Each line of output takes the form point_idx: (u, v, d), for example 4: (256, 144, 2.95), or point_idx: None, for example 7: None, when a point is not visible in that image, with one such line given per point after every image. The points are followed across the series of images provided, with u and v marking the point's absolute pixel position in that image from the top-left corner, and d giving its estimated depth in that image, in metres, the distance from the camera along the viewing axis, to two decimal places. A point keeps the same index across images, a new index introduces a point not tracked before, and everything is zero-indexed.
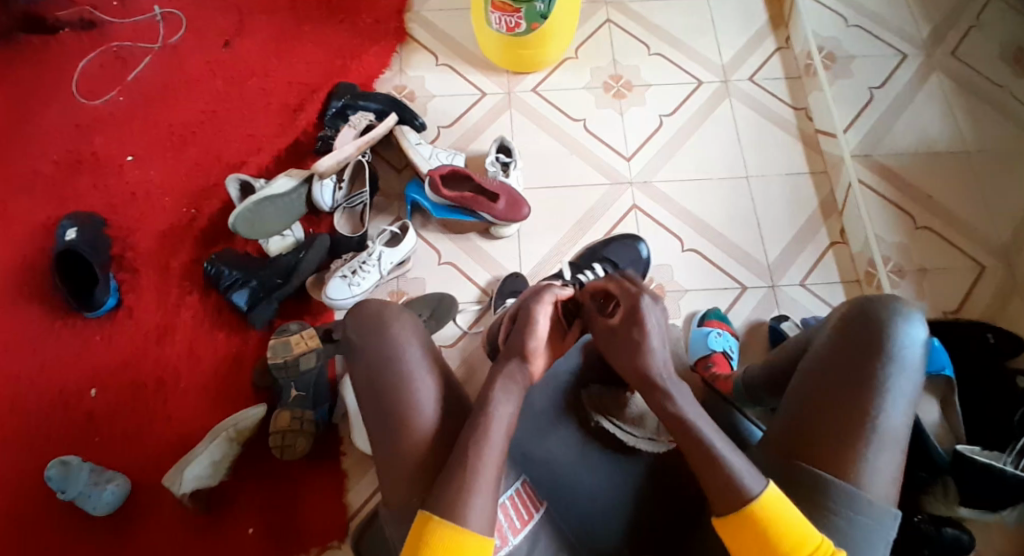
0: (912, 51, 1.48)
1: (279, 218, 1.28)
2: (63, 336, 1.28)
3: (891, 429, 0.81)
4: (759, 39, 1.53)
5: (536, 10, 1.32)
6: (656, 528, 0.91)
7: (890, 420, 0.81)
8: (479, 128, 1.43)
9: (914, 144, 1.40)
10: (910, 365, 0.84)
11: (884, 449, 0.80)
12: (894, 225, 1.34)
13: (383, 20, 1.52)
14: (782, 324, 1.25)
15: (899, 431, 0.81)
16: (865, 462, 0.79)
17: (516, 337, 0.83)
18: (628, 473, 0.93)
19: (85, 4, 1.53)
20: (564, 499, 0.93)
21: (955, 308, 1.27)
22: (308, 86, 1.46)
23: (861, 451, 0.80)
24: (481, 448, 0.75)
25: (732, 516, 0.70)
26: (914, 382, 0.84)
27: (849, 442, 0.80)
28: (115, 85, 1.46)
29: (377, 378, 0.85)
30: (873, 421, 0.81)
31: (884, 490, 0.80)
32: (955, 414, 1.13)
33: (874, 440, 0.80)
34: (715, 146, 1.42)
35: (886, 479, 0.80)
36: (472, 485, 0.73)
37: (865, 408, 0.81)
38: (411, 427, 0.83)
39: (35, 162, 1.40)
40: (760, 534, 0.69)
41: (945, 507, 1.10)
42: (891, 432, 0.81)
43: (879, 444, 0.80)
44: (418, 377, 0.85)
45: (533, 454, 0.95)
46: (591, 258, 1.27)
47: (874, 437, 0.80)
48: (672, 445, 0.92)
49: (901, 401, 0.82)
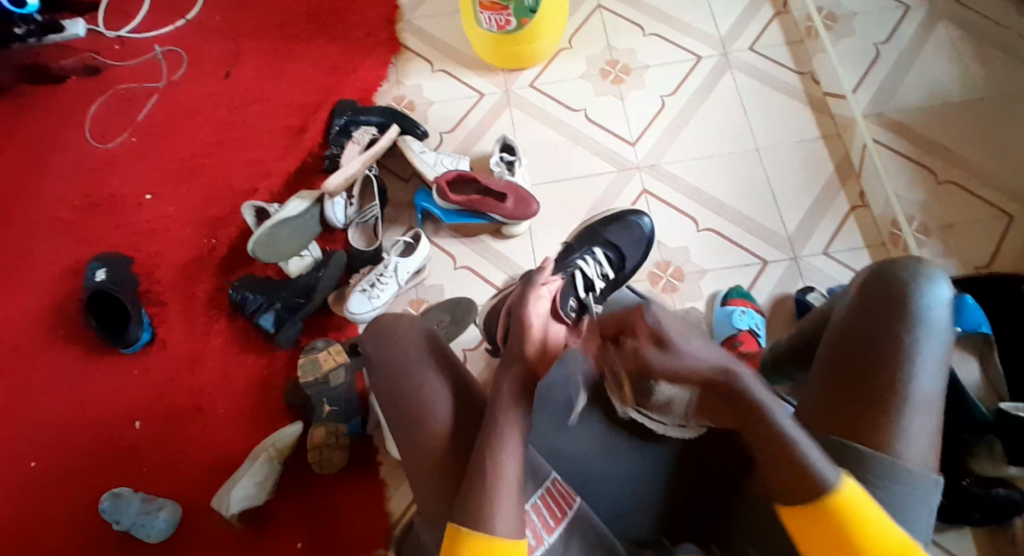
0: (916, 1, 1.43)
1: (294, 240, 1.30)
2: (102, 373, 1.33)
3: (924, 393, 0.79)
4: (756, 6, 1.50)
5: (524, 6, 1.32)
6: (690, 507, 0.91)
7: (923, 384, 0.79)
8: (481, 130, 1.43)
9: (926, 97, 1.36)
10: (937, 327, 0.81)
11: (919, 415, 0.78)
12: (915, 182, 1.30)
13: (376, 33, 1.53)
14: (808, 295, 1.22)
15: (932, 394, 0.79)
16: (899, 430, 0.77)
17: (516, 339, 0.83)
18: (658, 459, 0.92)
19: (89, 52, 1.58)
20: (593, 495, 0.94)
21: (987, 262, 1.23)
22: (310, 106, 1.48)
23: (894, 419, 0.77)
24: (502, 454, 0.75)
25: (805, 508, 0.62)
26: (943, 343, 0.81)
27: (880, 411, 0.78)
28: (126, 126, 1.51)
29: (395, 389, 0.87)
30: (903, 387, 0.78)
31: (923, 455, 0.77)
32: (995, 369, 1.09)
33: (908, 405, 0.78)
34: (720, 120, 1.40)
35: (924, 445, 0.77)
36: (493, 491, 0.73)
37: (894, 375, 0.79)
38: (432, 434, 0.83)
39: (59, 209, 1.45)
40: (840, 528, 0.61)
41: (992, 466, 1.06)
42: (923, 396, 0.78)
43: (914, 408, 0.77)
44: (427, 381, 0.86)
45: (560, 449, 0.95)
46: (592, 240, 1.22)
47: (906, 404, 0.78)
48: (701, 431, 0.87)
49: (931, 363, 0.80)
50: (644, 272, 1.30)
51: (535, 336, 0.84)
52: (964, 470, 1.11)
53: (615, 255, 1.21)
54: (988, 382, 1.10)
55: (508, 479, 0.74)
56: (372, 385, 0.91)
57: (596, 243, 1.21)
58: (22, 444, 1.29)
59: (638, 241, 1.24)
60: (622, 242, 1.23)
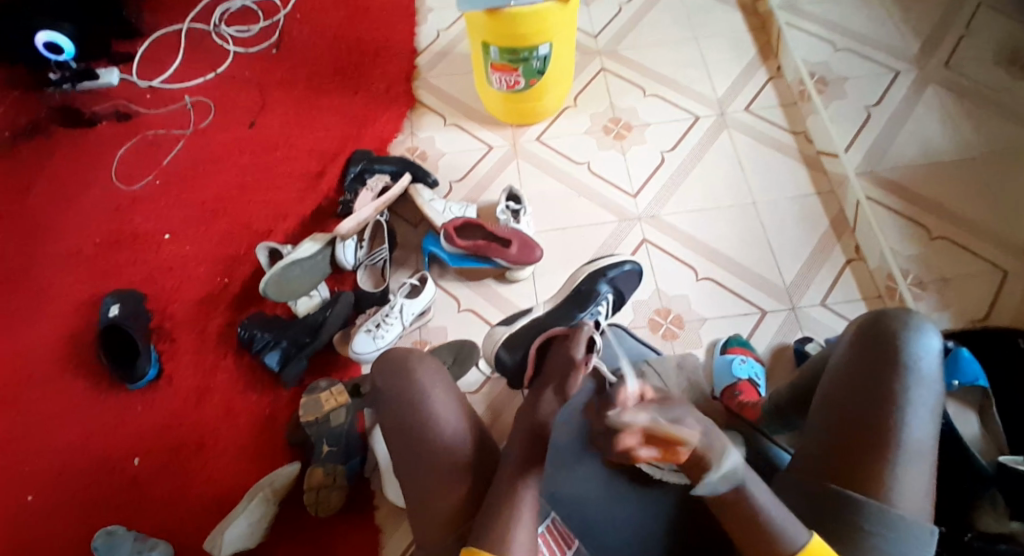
0: (905, 67, 1.51)
1: (306, 279, 1.34)
2: (107, 407, 1.35)
3: (917, 442, 0.79)
4: (751, 70, 1.59)
5: (533, 68, 1.40)
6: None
7: (915, 434, 0.80)
8: (489, 179, 1.50)
9: (917, 155, 1.42)
10: (929, 377, 0.83)
11: (911, 465, 0.79)
12: (910, 239, 1.34)
13: (393, 88, 1.62)
14: (806, 345, 1.24)
15: (925, 444, 0.80)
16: (892, 478, 0.78)
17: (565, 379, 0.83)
18: (659, 505, 0.91)
19: (121, 99, 1.67)
20: (597, 539, 0.93)
21: (983, 316, 1.25)
22: (327, 154, 1.55)
23: (887, 466, 0.78)
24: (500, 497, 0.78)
25: None
26: (935, 393, 0.82)
27: (873, 459, 0.79)
28: (150, 169, 1.58)
29: (406, 420, 0.89)
30: (897, 436, 0.80)
31: (916, 504, 0.78)
32: (994, 422, 1.07)
33: (900, 454, 0.79)
34: (719, 175, 1.46)
35: (917, 494, 0.78)
36: (508, 520, 0.76)
37: (886, 423, 0.80)
38: (439, 465, 0.86)
39: (80, 244, 1.50)
40: None
41: (995, 522, 0.98)
42: (916, 445, 0.79)
43: (906, 457, 0.79)
44: (439, 423, 0.88)
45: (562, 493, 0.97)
46: (594, 278, 1.21)
47: (899, 453, 0.79)
48: None
49: (924, 413, 0.81)
50: (644, 318, 1.33)
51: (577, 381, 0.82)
52: (967, 525, 1.00)
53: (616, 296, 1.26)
54: (987, 435, 1.07)
55: (523, 506, 0.77)
56: (376, 422, 0.92)
57: (598, 281, 1.21)
58: (22, 475, 1.29)
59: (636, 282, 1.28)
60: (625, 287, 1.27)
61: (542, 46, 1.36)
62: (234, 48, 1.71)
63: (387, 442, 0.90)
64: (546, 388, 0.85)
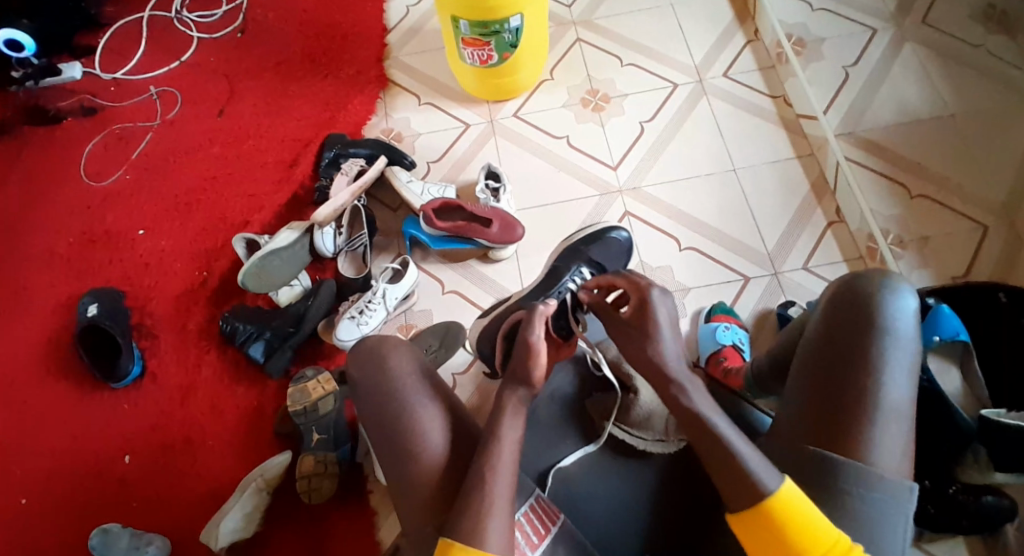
0: (882, 25, 1.49)
1: (286, 270, 1.31)
2: (92, 408, 1.33)
3: (895, 402, 0.80)
4: (728, 35, 1.56)
5: (505, 42, 1.37)
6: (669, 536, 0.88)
7: (893, 394, 0.80)
8: (467, 158, 1.47)
9: (896, 114, 1.40)
10: (905, 337, 0.83)
11: (890, 425, 0.79)
12: (889, 198, 1.33)
13: (365, 70, 1.59)
14: (789, 310, 1.24)
15: (903, 403, 0.80)
16: (872, 438, 0.78)
17: (521, 364, 0.86)
18: (642, 479, 0.91)
19: (85, 93, 1.63)
20: (581, 519, 0.91)
21: (964, 272, 1.26)
22: (301, 140, 1.52)
23: (866, 427, 0.78)
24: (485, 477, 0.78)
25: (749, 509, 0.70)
26: (911, 353, 0.83)
27: (852, 420, 0.79)
28: (121, 164, 1.54)
29: (381, 411, 0.88)
30: (875, 396, 0.79)
31: (896, 464, 0.78)
32: (975, 377, 1.07)
33: (878, 414, 0.79)
34: (698, 143, 1.44)
35: (896, 453, 0.78)
36: (486, 506, 0.76)
37: (864, 384, 0.80)
38: (424, 451, 0.85)
39: (53, 244, 1.47)
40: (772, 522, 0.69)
41: (979, 474, 1.03)
42: (895, 405, 0.79)
43: (884, 417, 0.79)
44: (424, 410, 0.87)
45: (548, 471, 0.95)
46: (575, 256, 1.21)
47: (878, 413, 0.79)
48: (682, 444, 0.92)
49: (901, 372, 0.81)
50: None
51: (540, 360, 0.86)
52: (951, 477, 1.05)
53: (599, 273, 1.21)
54: (968, 390, 1.08)
55: (499, 494, 0.77)
56: (361, 413, 0.92)
57: (581, 261, 1.21)
58: (9, 480, 1.28)
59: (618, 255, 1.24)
60: (607, 262, 1.23)
61: (513, 18, 1.32)
62: (199, 35, 1.67)
63: (373, 433, 0.89)
64: (510, 382, 0.86)
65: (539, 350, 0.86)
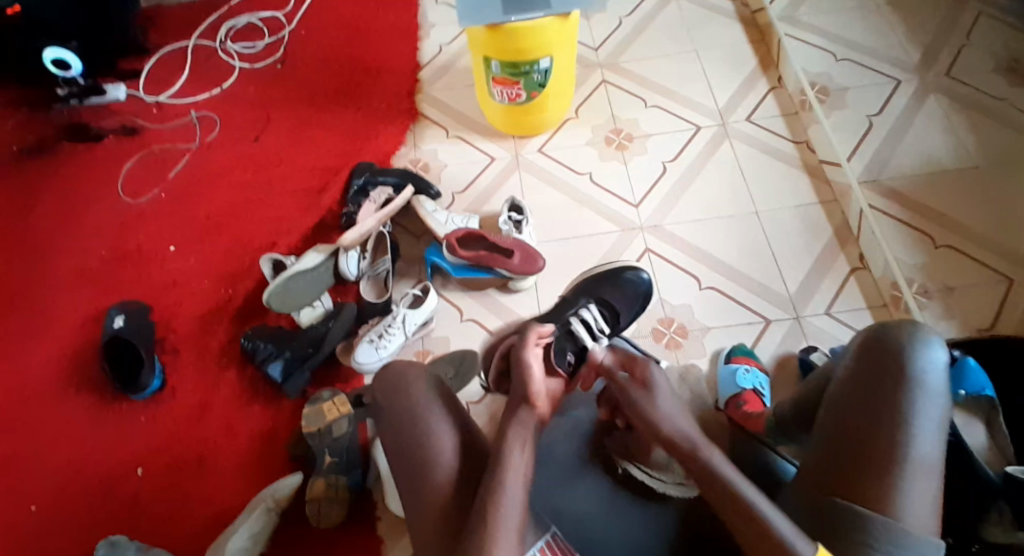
0: (905, 76, 1.52)
1: (309, 291, 1.34)
2: (110, 419, 1.35)
3: (924, 456, 0.78)
4: (751, 82, 1.59)
5: (534, 81, 1.41)
6: None
7: (921, 448, 0.79)
8: (491, 191, 1.50)
9: (919, 164, 1.41)
10: (936, 392, 0.82)
11: (917, 480, 0.77)
12: (916, 248, 1.33)
13: (397, 102, 1.64)
14: (811, 355, 1.24)
15: (932, 457, 0.79)
16: (900, 492, 0.77)
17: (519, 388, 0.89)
18: (655, 517, 0.91)
19: (129, 115, 1.70)
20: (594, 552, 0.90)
21: (991, 324, 1.24)
22: (331, 168, 1.57)
23: (894, 481, 0.77)
24: (511, 493, 0.78)
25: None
26: (941, 407, 0.81)
27: (879, 473, 0.78)
28: (157, 183, 1.60)
29: (400, 444, 0.89)
30: (902, 450, 0.79)
31: (924, 520, 0.76)
32: (1002, 433, 1.04)
33: (905, 467, 0.78)
34: (719, 184, 1.46)
35: (925, 508, 0.77)
36: (511, 524, 0.76)
37: (892, 436, 0.80)
38: (443, 480, 0.86)
39: (85, 258, 1.52)
40: None
41: (1004, 534, 0.95)
42: (924, 460, 0.78)
43: (912, 470, 0.78)
44: (437, 434, 0.88)
45: (564, 510, 0.93)
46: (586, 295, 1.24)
47: (906, 467, 0.78)
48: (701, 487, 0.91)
49: (931, 426, 0.80)
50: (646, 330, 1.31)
51: (537, 382, 0.89)
52: (974, 536, 0.97)
53: (608, 312, 1.22)
54: (994, 446, 1.05)
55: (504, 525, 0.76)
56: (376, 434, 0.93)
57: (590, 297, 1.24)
58: (25, 486, 1.29)
59: (632, 298, 1.25)
60: (615, 298, 1.24)
61: (542, 60, 1.37)
62: (240, 65, 1.74)
63: (387, 453, 0.90)
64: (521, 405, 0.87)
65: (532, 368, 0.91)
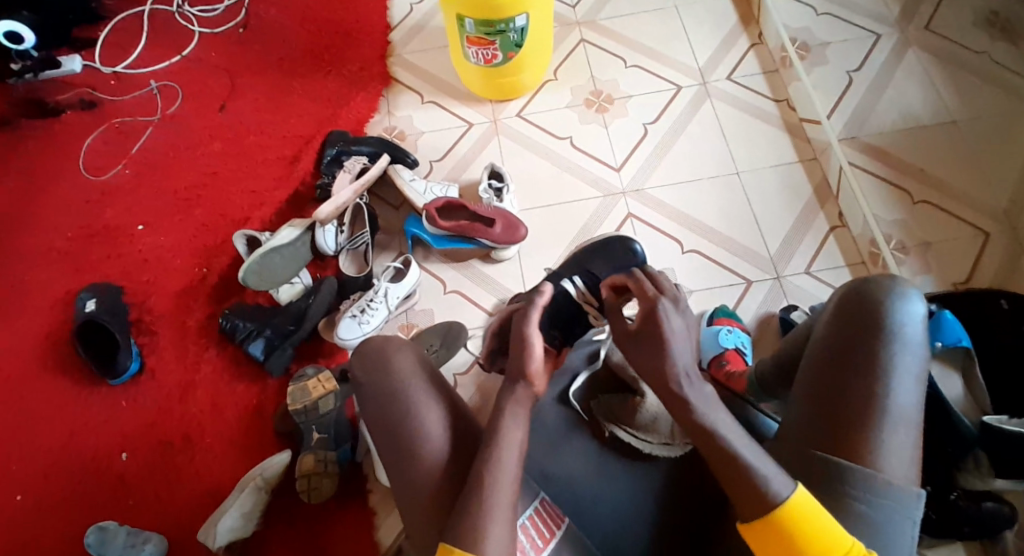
0: (886, 30, 1.50)
1: (287, 267, 1.31)
2: (89, 404, 1.32)
3: (903, 406, 0.80)
4: (732, 38, 1.57)
5: (510, 41, 1.36)
6: (678, 531, 0.89)
7: (900, 400, 0.80)
8: (470, 158, 1.47)
9: (897, 120, 1.41)
10: (913, 342, 0.83)
11: (896, 431, 0.79)
12: (894, 203, 1.34)
13: (368, 66, 1.58)
14: (792, 314, 1.25)
15: (911, 408, 0.80)
16: (880, 444, 0.78)
17: (516, 359, 0.86)
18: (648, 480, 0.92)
19: (84, 86, 1.61)
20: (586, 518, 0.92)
21: (965, 279, 1.26)
22: (303, 138, 1.52)
23: (875, 434, 0.79)
24: (505, 471, 0.78)
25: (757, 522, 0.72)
26: (918, 359, 0.83)
27: (861, 428, 0.79)
28: (120, 158, 1.53)
29: (391, 425, 0.88)
30: (882, 403, 0.80)
31: (903, 469, 0.78)
32: (977, 385, 1.07)
33: (885, 420, 0.79)
34: (700, 145, 1.44)
35: (904, 458, 0.79)
36: (503, 501, 0.76)
37: (872, 391, 0.81)
38: (436, 459, 0.85)
39: (50, 239, 1.46)
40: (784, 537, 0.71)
41: (979, 480, 1.02)
42: (902, 411, 0.80)
43: (891, 422, 0.79)
44: (428, 415, 0.87)
45: (551, 471, 0.94)
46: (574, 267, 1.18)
47: (886, 420, 0.79)
48: (688, 448, 0.92)
49: (910, 377, 0.82)
50: None
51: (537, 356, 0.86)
52: (952, 484, 1.04)
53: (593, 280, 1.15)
54: (970, 397, 1.08)
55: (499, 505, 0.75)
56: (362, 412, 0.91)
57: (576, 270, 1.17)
58: (6, 477, 1.27)
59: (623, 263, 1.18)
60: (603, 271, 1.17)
61: (518, 18, 1.32)
62: (200, 29, 1.65)
63: (379, 436, 0.89)
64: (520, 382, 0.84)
65: (534, 345, 0.86)
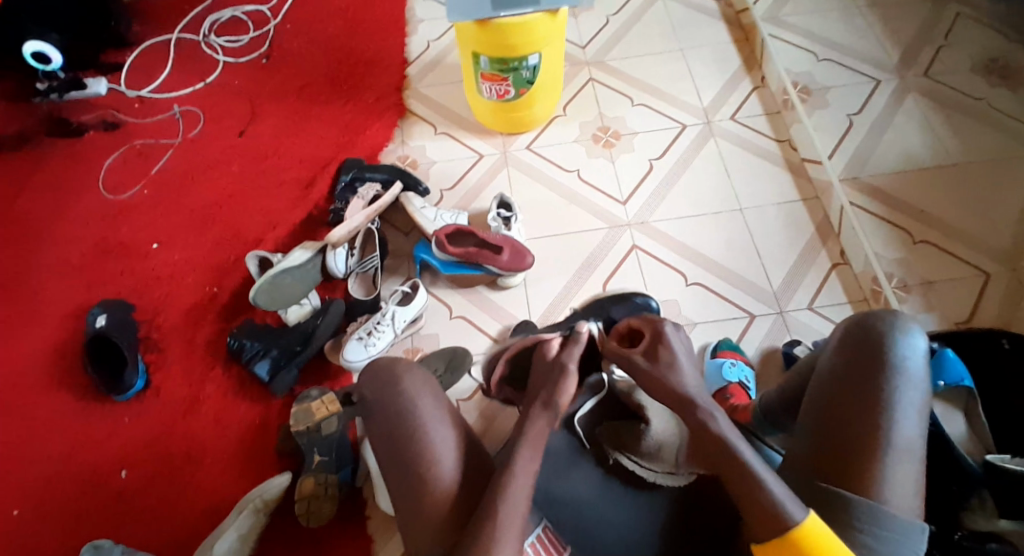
0: (885, 76, 1.55)
1: (296, 288, 1.32)
2: (92, 417, 1.32)
3: (906, 440, 0.80)
4: (736, 81, 1.62)
5: (523, 77, 1.41)
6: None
7: (903, 434, 0.81)
8: (480, 187, 1.51)
9: (898, 161, 1.45)
10: (916, 378, 0.84)
11: (900, 465, 0.79)
12: (895, 243, 1.37)
13: (384, 98, 1.64)
14: (795, 349, 1.26)
15: (914, 441, 0.81)
16: (883, 475, 0.79)
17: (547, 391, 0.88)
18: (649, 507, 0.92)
19: (108, 108, 1.66)
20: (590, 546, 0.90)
21: (967, 318, 1.28)
22: (318, 164, 1.56)
23: (879, 466, 0.79)
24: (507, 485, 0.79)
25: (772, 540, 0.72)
26: (922, 394, 0.84)
27: (865, 460, 0.80)
28: (138, 178, 1.57)
29: (397, 437, 0.88)
30: (886, 436, 0.80)
31: (908, 502, 0.78)
32: (981, 424, 1.07)
33: (889, 453, 0.80)
34: (705, 181, 1.48)
35: (909, 492, 0.79)
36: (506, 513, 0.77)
37: (875, 423, 0.81)
38: (440, 472, 0.85)
39: (64, 254, 1.49)
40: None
41: (985, 521, 0.98)
42: (906, 445, 0.80)
43: (895, 455, 0.80)
44: (434, 428, 0.88)
45: (555, 494, 0.94)
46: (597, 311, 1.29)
47: (889, 452, 0.80)
48: (692, 477, 0.91)
49: (912, 411, 0.82)
50: None
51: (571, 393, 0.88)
52: (957, 525, 1.00)
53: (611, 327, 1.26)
54: (972, 435, 1.08)
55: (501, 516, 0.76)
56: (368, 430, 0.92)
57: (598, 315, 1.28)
58: (5, 488, 1.26)
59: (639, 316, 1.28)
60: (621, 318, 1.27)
61: (531, 56, 1.37)
62: (224, 58, 1.72)
63: (383, 447, 0.90)
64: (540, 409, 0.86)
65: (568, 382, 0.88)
